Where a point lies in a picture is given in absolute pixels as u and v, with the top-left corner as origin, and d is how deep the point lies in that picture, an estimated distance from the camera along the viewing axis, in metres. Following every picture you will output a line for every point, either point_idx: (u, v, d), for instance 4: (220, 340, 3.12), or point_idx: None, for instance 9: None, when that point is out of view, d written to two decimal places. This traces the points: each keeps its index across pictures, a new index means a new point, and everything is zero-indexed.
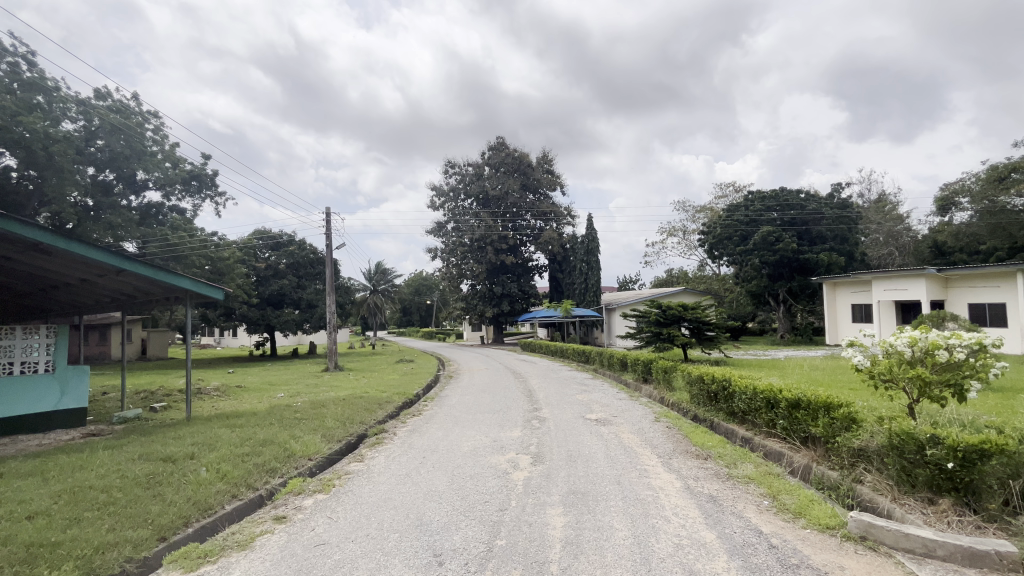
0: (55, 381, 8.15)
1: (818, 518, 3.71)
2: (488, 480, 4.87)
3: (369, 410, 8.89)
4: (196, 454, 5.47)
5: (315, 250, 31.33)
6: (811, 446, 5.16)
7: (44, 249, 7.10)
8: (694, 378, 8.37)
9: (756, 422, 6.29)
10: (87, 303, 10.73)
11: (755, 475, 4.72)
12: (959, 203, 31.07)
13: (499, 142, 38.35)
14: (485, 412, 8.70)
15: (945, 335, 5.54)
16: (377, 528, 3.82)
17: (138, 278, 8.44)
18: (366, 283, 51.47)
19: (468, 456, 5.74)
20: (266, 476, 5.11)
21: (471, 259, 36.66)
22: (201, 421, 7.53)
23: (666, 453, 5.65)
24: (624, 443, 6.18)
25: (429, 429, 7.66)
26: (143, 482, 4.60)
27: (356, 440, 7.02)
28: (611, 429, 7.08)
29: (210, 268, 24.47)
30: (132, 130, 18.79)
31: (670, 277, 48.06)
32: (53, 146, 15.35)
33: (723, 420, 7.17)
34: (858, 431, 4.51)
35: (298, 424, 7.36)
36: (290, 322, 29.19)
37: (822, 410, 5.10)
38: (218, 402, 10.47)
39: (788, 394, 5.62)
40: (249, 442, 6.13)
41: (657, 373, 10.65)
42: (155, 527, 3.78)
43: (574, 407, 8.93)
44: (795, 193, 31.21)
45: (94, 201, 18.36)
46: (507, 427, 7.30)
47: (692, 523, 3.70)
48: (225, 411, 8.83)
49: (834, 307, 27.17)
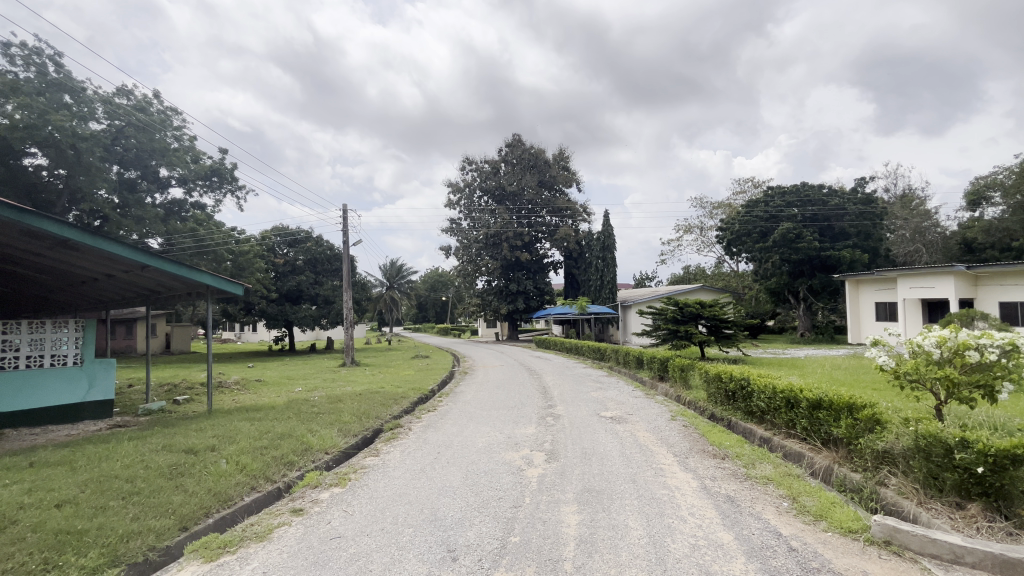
0: (83, 374, 8.40)
1: (840, 521, 3.60)
2: (503, 476, 4.88)
3: (385, 405, 8.98)
4: (217, 446, 5.57)
5: (332, 246, 31.85)
6: (833, 447, 5.05)
7: (71, 245, 7.31)
8: (711, 377, 8.27)
9: (775, 421, 6.17)
10: (114, 298, 11.04)
11: (773, 476, 4.61)
12: (991, 198, 30.23)
13: (515, 138, 38.45)
14: (500, 408, 8.74)
15: (976, 335, 5.41)
16: (392, 522, 3.85)
17: (161, 274, 8.64)
18: (382, 280, 52.10)
19: (482, 452, 5.75)
20: (284, 468, 5.23)
21: (486, 255, 36.75)
22: (222, 414, 7.69)
23: (682, 452, 5.56)
24: (639, 441, 6.12)
25: (444, 424, 7.69)
26: (165, 473, 4.70)
27: (372, 435, 7.12)
28: (626, 426, 7.06)
29: (231, 264, 25.13)
30: (155, 127, 19.41)
31: (686, 274, 47.52)
32: (81, 145, 15.98)
33: (741, 419, 7.08)
34: (883, 433, 4.43)
35: (315, 418, 7.46)
36: (307, 318, 29.78)
37: (844, 411, 5.01)
38: (239, 396, 10.69)
39: (808, 394, 5.50)
40: (268, 435, 6.22)
41: (673, 371, 10.54)
42: (177, 517, 3.89)
43: (589, 404, 8.88)
44: (818, 188, 30.59)
45: (121, 199, 19.03)
46: (522, 423, 7.32)
47: (709, 524, 3.64)
48: (244, 405, 9.02)
49: (856, 305, 26.55)
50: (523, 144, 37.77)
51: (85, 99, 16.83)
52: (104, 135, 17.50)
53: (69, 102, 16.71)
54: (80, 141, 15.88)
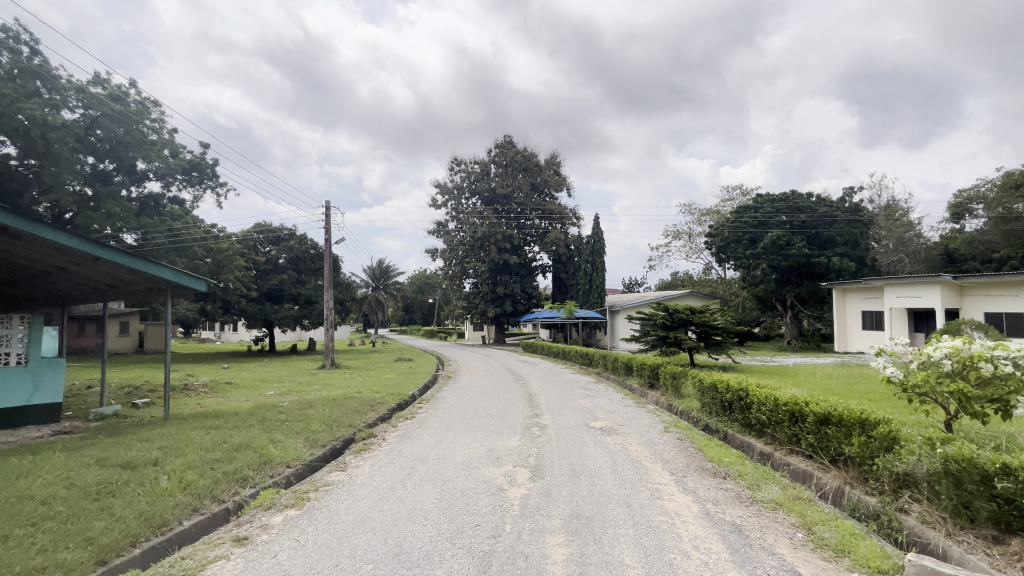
0: (27, 375, 7.68)
1: (866, 559, 3.13)
2: (480, 498, 4.34)
3: (359, 412, 8.38)
4: (161, 459, 4.95)
5: (315, 245, 31.00)
6: (843, 466, 4.62)
7: (11, 233, 6.61)
8: (705, 386, 7.84)
9: (777, 435, 5.74)
10: (70, 292, 10.29)
11: (783, 500, 4.12)
12: (974, 210, 30.61)
13: (505, 140, 38.02)
14: (482, 417, 8.20)
15: (990, 346, 5.07)
16: (349, 557, 3.29)
17: (116, 267, 7.96)
18: (368, 281, 51.15)
19: (460, 468, 5.21)
20: (235, 486, 4.65)
21: (474, 257, 36.20)
22: (177, 421, 7.03)
23: (679, 470, 5.06)
24: (632, 456, 5.62)
25: (421, 434, 7.13)
26: (91, 493, 4.08)
27: (342, 446, 6.53)
28: (616, 439, 6.57)
29: (210, 260, 24.36)
30: (131, 119, 18.67)
31: (674, 280, 47.46)
32: (52, 134, 15.29)
33: (738, 432, 6.66)
34: (903, 453, 4.03)
35: (280, 427, 6.83)
36: (288, 318, 28.95)
37: (856, 427, 4.58)
38: (203, 399, 9.99)
39: (815, 408, 5.06)
40: (222, 446, 5.59)
41: (664, 379, 10.13)
42: (94, 548, 3.30)
43: (578, 414, 8.38)
44: (806, 196, 30.61)
45: (94, 191, 18.44)
46: (505, 434, 6.78)
47: (716, 561, 3.15)
48: (207, 410, 8.36)
49: (842, 313, 26.56)
50: (513, 147, 37.36)
51: (59, 86, 16.16)
52: (76, 125, 16.81)
53: (40, 90, 16.01)
54: (50, 132, 15.19)
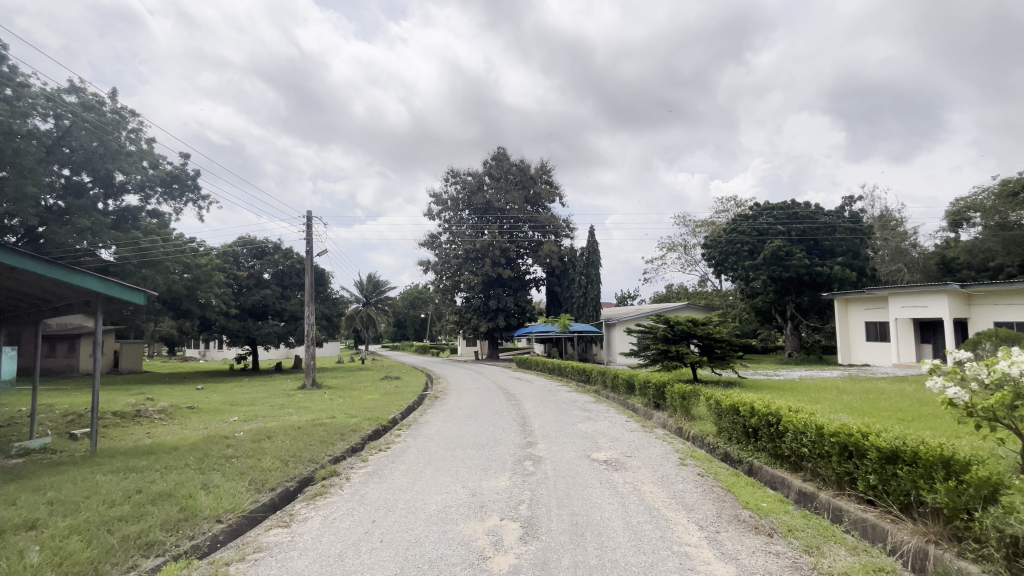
0: None
1: None
2: (455, 572, 3.25)
3: (325, 443, 7.25)
4: (42, 521, 3.83)
5: (301, 258, 29.82)
6: (923, 518, 3.61)
7: None
8: (724, 409, 6.78)
9: (823, 470, 4.70)
10: (5, 308, 9.09)
11: (860, 570, 3.08)
12: (971, 218, 30.15)
13: (498, 151, 37.34)
14: (467, 449, 7.07)
15: None
16: None
17: (41, 279, 6.84)
18: (358, 296, 49.77)
19: (434, 524, 4.11)
20: (133, 558, 3.53)
21: (466, 271, 35.21)
22: (98, 460, 5.84)
23: (710, 522, 4.00)
24: (648, 502, 4.55)
25: (394, 472, 6.00)
26: None
27: (296, 488, 5.42)
28: (625, 475, 5.52)
29: (188, 276, 23.13)
30: (107, 129, 17.75)
31: (669, 293, 46.70)
32: (18, 144, 14.29)
33: (769, 465, 5.60)
34: (1018, 509, 3.00)
35: (224, 466, 5.70)
36: (272, 335, 27.70)
37: (939, 469, 3.55)
38: (154, 429, 8.81)
39: (878, 441, 4.04)
40: (136, 496, 4.46)
41: (672, 399, 9.06)
42: None
43: (578, 442, 7.30)
44: (805, 205, 29.99)
45: (67, 204, 17.60)
46: (493, 472, 5.69)
47: None
48: (148, 442, 7.20)
49: (845, 325, 25.73)
50: (507, 158, 36.62)
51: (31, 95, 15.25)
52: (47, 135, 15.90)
53: (9, 98, 15.07)
54: (12, 141, 14.05)
